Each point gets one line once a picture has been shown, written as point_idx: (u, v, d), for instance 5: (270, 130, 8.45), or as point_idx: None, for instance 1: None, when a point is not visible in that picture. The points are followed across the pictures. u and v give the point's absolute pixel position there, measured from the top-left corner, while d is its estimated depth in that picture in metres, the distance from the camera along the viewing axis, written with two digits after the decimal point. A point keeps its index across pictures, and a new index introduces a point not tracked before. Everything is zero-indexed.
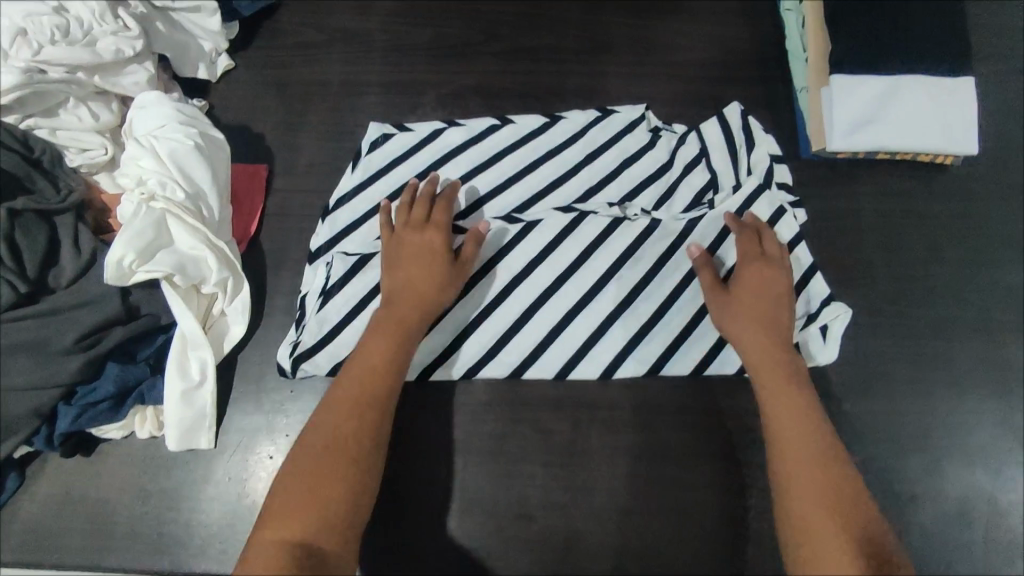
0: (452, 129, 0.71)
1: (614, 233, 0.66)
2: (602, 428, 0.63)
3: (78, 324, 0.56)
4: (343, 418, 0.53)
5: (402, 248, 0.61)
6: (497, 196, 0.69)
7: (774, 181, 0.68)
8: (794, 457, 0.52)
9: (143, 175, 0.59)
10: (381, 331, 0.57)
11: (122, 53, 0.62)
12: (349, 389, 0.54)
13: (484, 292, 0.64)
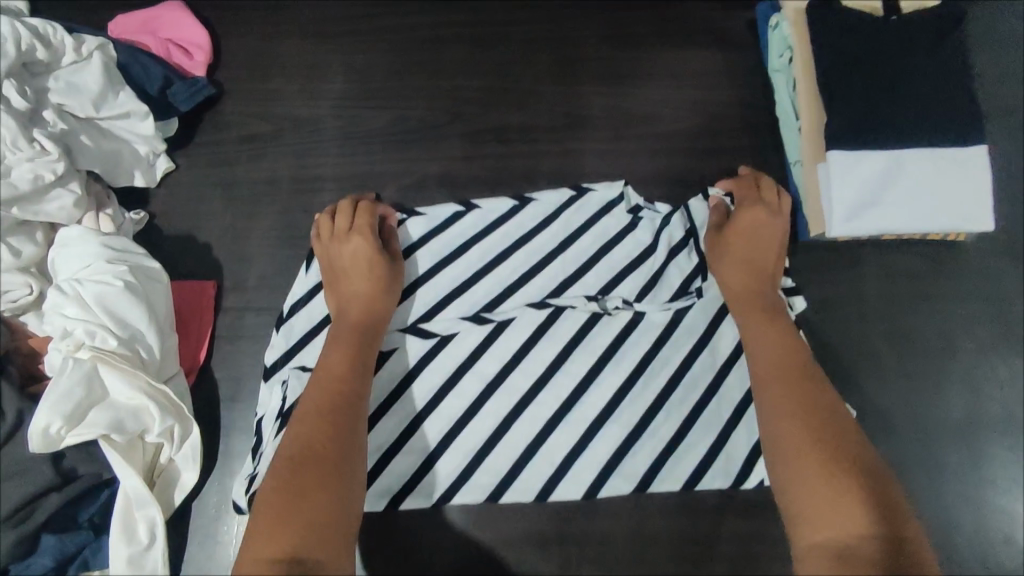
0: (412, 219, 0.64)
1: (592, 330, 0.60)
2: (594, 565, 0.57)
3: (5, 499, 0.51)
4: (313, 421, 0.50)
5: (334, 259, 0.59)
6: (465, 294, 0.62)
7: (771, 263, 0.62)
8: (783, 408, 0.50)
9: (67, 326, 0.53)
10: (336, 336, 0.56)
11: (41, 179, 0.56)
12: (314, 395, 0.52)
13: (453, 407, 0.58)
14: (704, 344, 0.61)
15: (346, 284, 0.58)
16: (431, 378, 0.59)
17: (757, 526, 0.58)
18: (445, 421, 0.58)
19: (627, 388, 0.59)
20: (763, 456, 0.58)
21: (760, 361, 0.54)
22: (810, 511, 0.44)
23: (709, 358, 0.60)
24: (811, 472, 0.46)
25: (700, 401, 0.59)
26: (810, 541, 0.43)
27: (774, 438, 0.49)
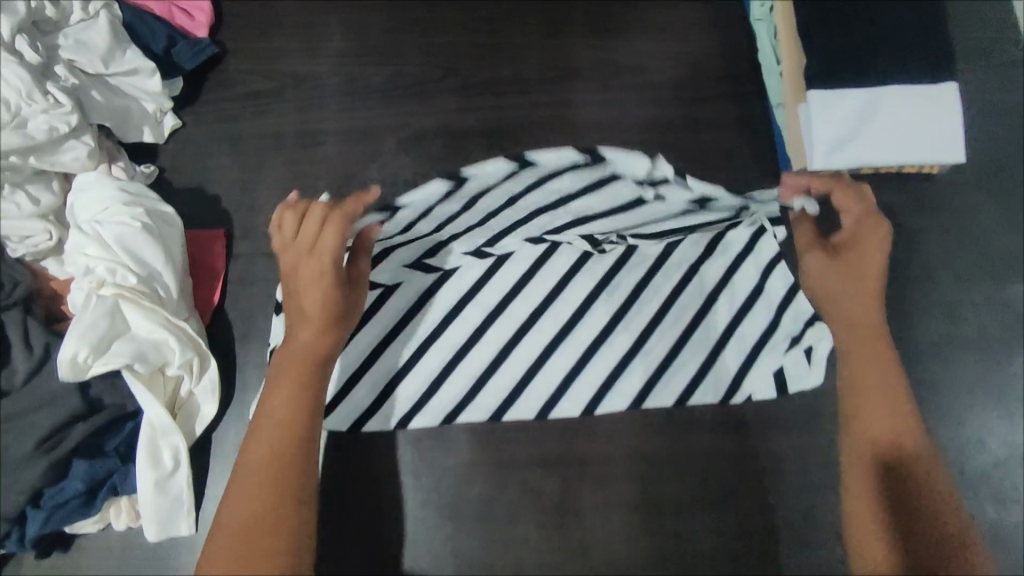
0: (399, 212, 0.64)
1: (587, 261, 0.64)
2: (595, 483, 0.60)
3: (37, 427, 0.54)
4: (261, 471, 0.48)
5: (293, 283, 0.55)
6: (461, 235, 0.64)
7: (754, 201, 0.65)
8: (879, 431, 0.53)
9: (90, 263, 0.56)
10: (283, 376, 0.53)
11: (56, 130, 0.58)
12: (261, 440, 0.50)
13: (457, 336, 0.62)
14: (694, 273, 0.64)
15: (300, 306, 0.54)
16: (436, 310, 0.63)
17: (747, 445, 0.61)
18: (450, 348, 0.62)
19: (622, 313, 0.63)
20: (748, 373, 0.62)
21: (853, 382, 0.55)
22: (865, 520, 0.51)
23: (698, 286, 0.64)
24: (887, 505, 0.50)
25: (692, 324, 0.63)
26: (859, 535, 0.50)
27: (856, 449, 0.53)
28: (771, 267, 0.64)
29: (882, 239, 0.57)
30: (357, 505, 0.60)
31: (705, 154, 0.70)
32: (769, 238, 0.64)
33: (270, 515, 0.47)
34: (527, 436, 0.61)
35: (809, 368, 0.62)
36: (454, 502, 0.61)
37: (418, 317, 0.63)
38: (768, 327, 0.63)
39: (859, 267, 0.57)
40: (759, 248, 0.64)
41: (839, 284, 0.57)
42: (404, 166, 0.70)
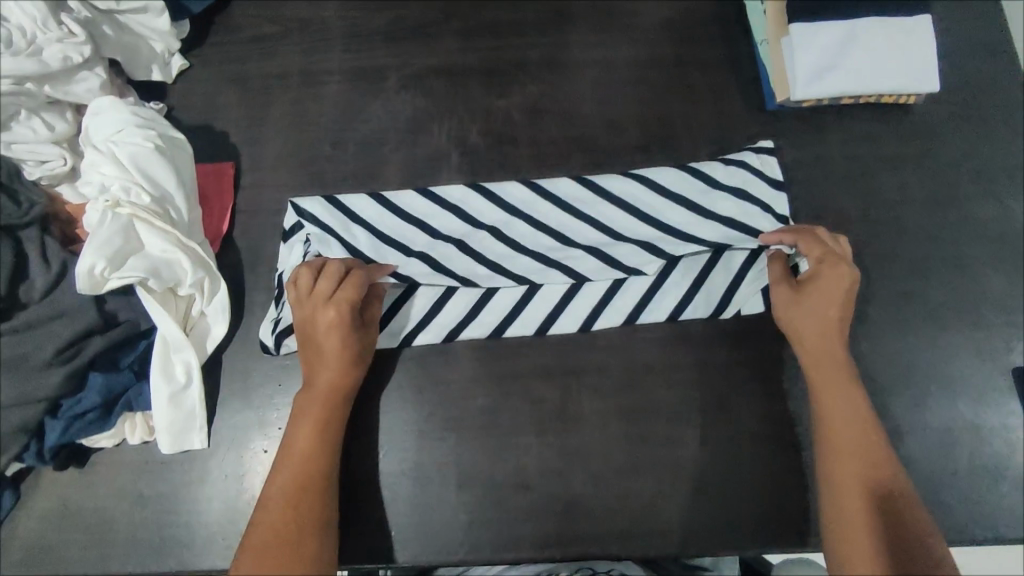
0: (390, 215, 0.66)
1: (580, 188, 0.67)
2: (592, 393, 0.63)
3: (56, 337, 0.56)
4: (286, 506, 0.54)
5: (309, 331, 0.59)
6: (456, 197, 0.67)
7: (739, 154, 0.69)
8: (851, 449, 0.56)
9: (105, 182, 0.59)
10: (302, 417, 0.57)
11: (70, 60, 0.61)
12: (285, 473, 0.55)
13: (466, 263, 0.65)
14: (694, 205, 0.66)
15: (317, 351, 0.59)
16: (444, 237, 0.66)
17: (738, 356, 0.64)
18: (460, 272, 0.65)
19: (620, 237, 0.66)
20: (738, 288, 0.65)
21: (827, 406, 0.58)
22: (852, 535, 0.53)
23: (698, 216, 0.66)
24: (868, 515, 0.54)
25: (689, 243, 0.65)
26: (849, 528, 0.54)
27: (830, 465, 0.57)
28: (768, 204, 0.66)
29: (846, 283, 0.60)
30: (362, 418, 0.63)
31: (693, 88, 0.72)
32: (759, 182, 0.67)
33: (296, 525, 0.53)
34: (527, 352, 0.64)
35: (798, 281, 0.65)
36: (457, 415, 0.63)
37: (428, 245, 0.65)
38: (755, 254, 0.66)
39: (829, 311, 0.60)
40: (753, 184, 0.66)
41: (812, 326, 0.60)
42: (405, 103, 0.71)
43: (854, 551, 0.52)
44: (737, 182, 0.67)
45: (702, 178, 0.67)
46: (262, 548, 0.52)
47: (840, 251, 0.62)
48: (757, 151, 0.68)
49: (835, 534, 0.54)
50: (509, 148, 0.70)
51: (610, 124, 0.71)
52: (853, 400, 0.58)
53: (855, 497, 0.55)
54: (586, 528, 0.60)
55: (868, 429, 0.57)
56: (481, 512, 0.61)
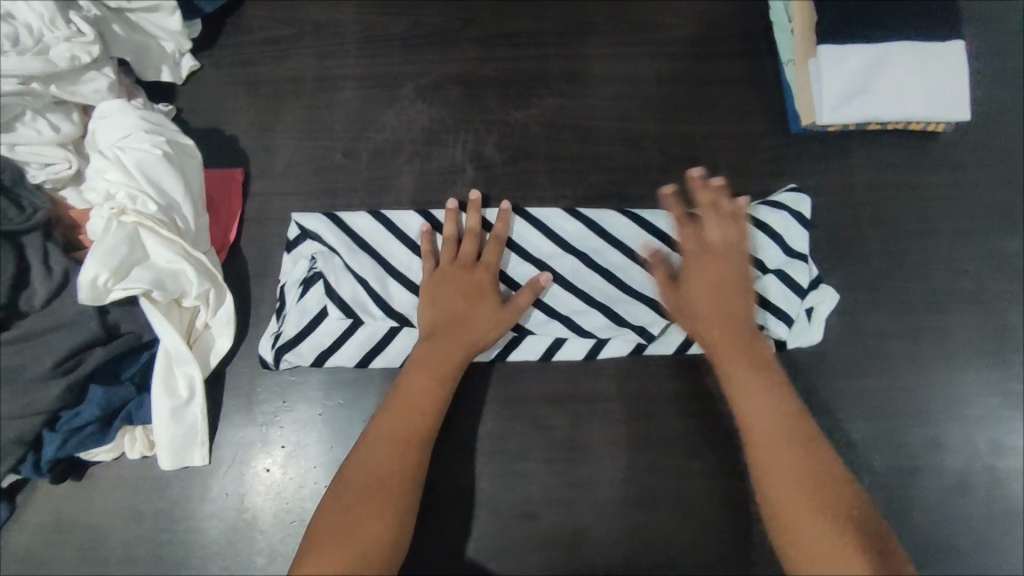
0: (397, 244, 0.63)
1: (589, 233, 0.64)
2: (604, 421, 0.61)
3: (55, 348, 0.55)
4: (386, 454, 0.52)
5: (442, 292, 0.59)
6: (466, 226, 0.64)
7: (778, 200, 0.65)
8: (761, 422, 0.53)
9: (111, 190, 0.57)
10: (419, 372, 0.56)
11: (78, 60, 0.59)
12: (392, 421, 0.54)
13: None
14: None
15: (448, 308, 0.59)
16: None
17: None
18: None
19: (628, 291, 0.63)
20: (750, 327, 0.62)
21: (733, 378, 0.55)
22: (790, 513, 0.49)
23: None
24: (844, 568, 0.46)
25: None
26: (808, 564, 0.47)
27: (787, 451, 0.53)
28: (781, 269, 0.63)
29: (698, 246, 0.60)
30: None
31: (716, 107, 0.71)
32: (771, 246, 0.64)
33: (385, 487, 0.51)
34: (537, 377, 0.62)
35: (809, 326, 0.63)
36: (465, 438, 0.60)
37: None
38: (775, 316, 0.62)
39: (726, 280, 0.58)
40: (766, 249, 0.64)
41: (711, 280, 0.58)
42: (421, 113, 0.69)
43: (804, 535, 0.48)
44: (749, 241, 0.63)
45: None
46: (344, 504, 0.50)
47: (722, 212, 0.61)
48: (781, 207, 0.64)
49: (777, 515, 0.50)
50: (527, 163, 0.68)
51: (629, 141, 0.69)
52: (771, 375, 0.55)
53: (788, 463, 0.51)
54: (592, 561, 0.59)
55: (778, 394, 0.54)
56: (486, 539, 0.59)
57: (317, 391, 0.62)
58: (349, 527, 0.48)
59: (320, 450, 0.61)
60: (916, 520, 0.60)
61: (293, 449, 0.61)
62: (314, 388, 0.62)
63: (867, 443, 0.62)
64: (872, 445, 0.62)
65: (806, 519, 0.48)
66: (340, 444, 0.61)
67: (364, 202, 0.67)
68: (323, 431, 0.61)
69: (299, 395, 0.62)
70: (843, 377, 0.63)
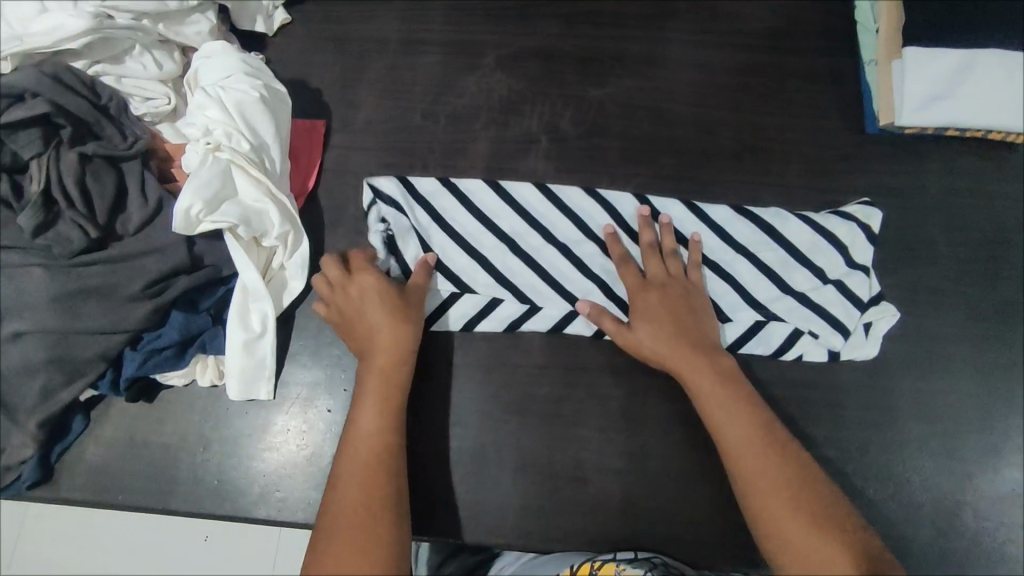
0: (468, 208, 0.66)
1: (688, 215, 0.66)
2: (660, 396, 0.62)
3: (146, 272, 0.57)
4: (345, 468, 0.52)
5: (342, 320, 0.60)
6: (533, 197, 0.66)
7: (852, 211, 0.66)
8: (735, 435, 0.54)
9: (209, 126, 0.59)
10: (373, 382, 0.56)
11: (186, 3, 0.62)
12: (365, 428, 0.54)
13: (528, 275, 0.64)
14: (770, 268, 0.65)
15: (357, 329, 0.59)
16: (513, 245, 0.65)
17: (810, 377, 0.63)
18: (520, 282, 0.64)
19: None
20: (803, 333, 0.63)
21: (705, 396, 0.56)
22: (771, 511, 0.50)
23: (760, 274, 0.65)
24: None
25: (751, 308, 0.64)
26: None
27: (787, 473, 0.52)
28: (840, 279, 0.64)
29: (659, 276, 0.62)
30: (428, 389, 0.62)
31: (791, 101, 0.71)
32: (834, 255, 0.65)
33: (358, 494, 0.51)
34: (597, 347, 0.63)
35: (865, 340, 0.63)
36: (523, 398, 0.62)
37: (505, 255, 0.64)
38: (829, 325, 0.63)
39: (683, 313, 0.60)
40: (829, 259, 0.65)
41: (662, 310, 0.60)
42: (500, 82, 0.71)
43: (788, 532, 0.49)
44: (814, 253, 0.65)
45: (783, 244, 0.65)
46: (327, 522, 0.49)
47: (668, 245, 0.64)
48: (851, 218, 0.66)
49: (761, 518, 0.51)
50: (600, 139, 0.69)
51: (702, 127, 0.70)
52: (745, 395, 0.56)
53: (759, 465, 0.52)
54: (639, 530, 0.59)
55: (744, 403, 0.55)
56: (536, 497, 0.60)
57: None
58: (341, 539, 0.48)
59: None
60: (967, 527, 0.60)
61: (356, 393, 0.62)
62: None
63: (921, 444, 0.62)
64: (926, 448, 0.62)
65: (781, 514, 0.50)
66: None
67: (439, 164, 0.68)
68: None
69: None
70: (901, 377, 0.63)
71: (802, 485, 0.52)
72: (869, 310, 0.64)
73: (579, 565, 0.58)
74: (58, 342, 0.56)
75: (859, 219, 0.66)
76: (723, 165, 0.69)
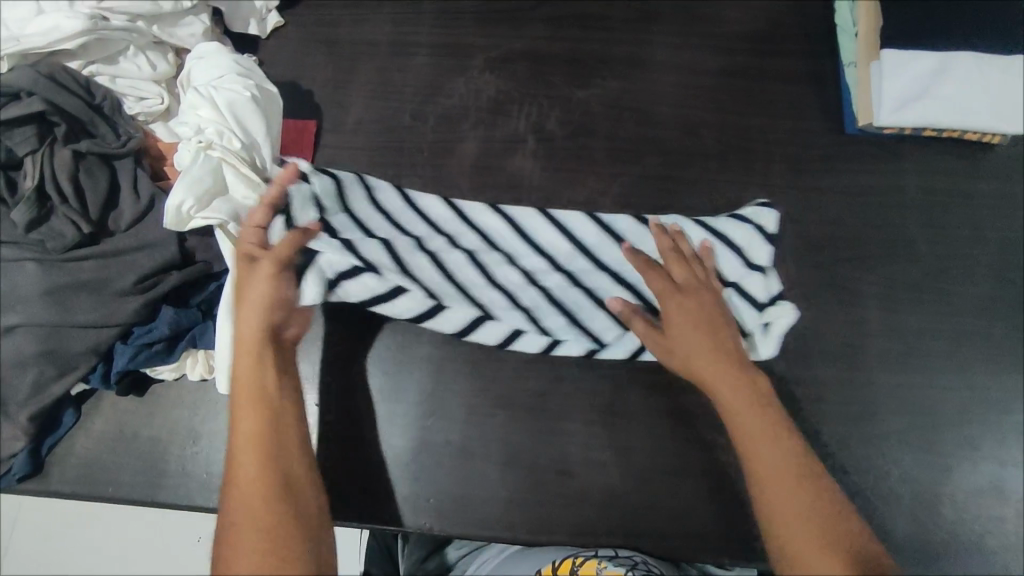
0: (416, 223, 0.65)
1: (590, 223, 0.65)
2: (643, 390, 0.63)
3: (137, 267, 0.58)
4: (253, 471, 0.47)
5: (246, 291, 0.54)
6: (481, 214, 0.66)
7: (750, 215, 0.65)
8: (765, 453, 0.50)
9: (201, 125, 0.60)
10: (250, 374, 0.51)
11: (180, 5, 0.63)
12: (247, 422, 0.50)
13: (480, 291, 0.63)
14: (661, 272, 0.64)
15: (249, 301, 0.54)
16: (466, 261, 0.63)
17: (792, 372, 0.64)
18: (476, 296, 0.62)
19: (587, 294, 0.63)
20: None
21: (735, 413, 0.53)
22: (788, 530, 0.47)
23: (637, 280, 0.63)
24: None
25: (645, 314, 0.63)
26: None
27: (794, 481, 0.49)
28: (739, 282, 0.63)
29: (683, 278, 0.60)
30: (416, 383, 0.63)
31: (773, 102, 0.72)
32: (731, 257, 0.64)
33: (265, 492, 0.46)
34: None
35: (764, 339, 0.62)
36: (509, 392, 0.63)
37: (413, 257, 0.62)
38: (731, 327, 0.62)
39: (707, 317, 0.58)
40: (727, 260, 0.64)
41: (687, 313, 0.58)
42: (488, 83, 0.72)
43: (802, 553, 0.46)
44: (716, 255, 0.64)
45: (685, 249, 0.64)
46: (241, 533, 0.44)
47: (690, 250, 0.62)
48: (746, 220, 0.65)
49: (776, 537, 0.47)
50: (585, 139, 0.71)
51: (686, 127, 0.71)
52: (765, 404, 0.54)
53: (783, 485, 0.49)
54: (623, 522, 0.60)
55: (780, 428, 0.52)
56: (521, 490, 0.61)
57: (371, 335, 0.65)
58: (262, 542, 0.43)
59: (370, 391, 0.63)
60: (946, 519, 0.61)
61: (343, 387, 0.63)
62: (370, 332, 0.65)
63: (900, 437, 0.62)
64: (905, 440, 0.62)
65: (799, 529, 0.47)
66: (386, 386, 0.63)
67: (427, 163, 0.70)
68: (373, 373, 0.64)
69: (352, 337, 0.65)
70: (881, 371, 0.64)
71: (820, 503, 0.48)
72: (768, 309, 0.62)
73: (562, 561, 0.62)
74: (50, 335, 0.57)
75: (756, 223, 0.65)
76: (707, 165, 0.70)
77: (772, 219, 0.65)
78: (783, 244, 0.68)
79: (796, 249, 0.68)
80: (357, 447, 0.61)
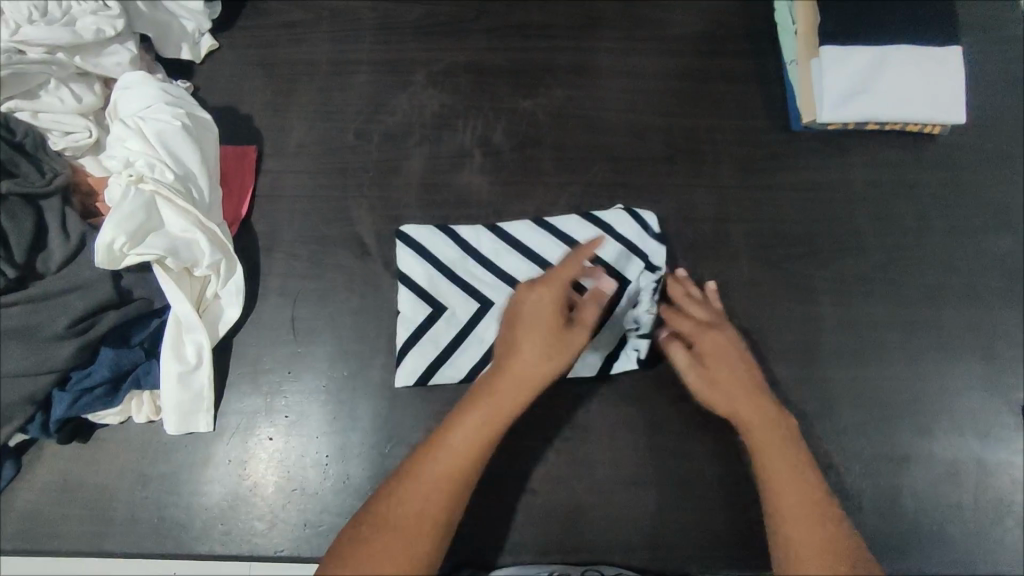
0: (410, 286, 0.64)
1: (466, 258, 0.65)
2: (603, 403, 0.63)
3: (69, 310, 0.56)
4: (422, 493, 0.48)
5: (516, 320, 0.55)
6: (443, 252, 0.65)
7: (598, 218, 0.67)
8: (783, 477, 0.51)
9: (130, 158, 0.59)
10: (487, 407, 0.51)
11: (103, 33, 0.61)
12: (452, 452, 0.50)
13: (447, 327, 0.63)
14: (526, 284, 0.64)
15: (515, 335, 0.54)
16: (429, 302, 0.64)
17: None
18: (438, 330, 0.63)
19: (465, 332, 0.63)
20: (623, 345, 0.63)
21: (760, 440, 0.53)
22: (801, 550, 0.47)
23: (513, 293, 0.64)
24: None
25: None
26: None
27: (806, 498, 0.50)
28: None
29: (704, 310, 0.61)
30: (372, 410, 0.62)
31: (719, 103, 0.72)
32: None
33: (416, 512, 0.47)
34: None
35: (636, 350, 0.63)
36: None
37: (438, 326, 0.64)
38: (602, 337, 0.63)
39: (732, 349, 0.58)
40: None
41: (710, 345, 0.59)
42: (432, 98, 0.71)
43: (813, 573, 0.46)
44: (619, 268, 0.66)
45: (538, 260, 0.65)
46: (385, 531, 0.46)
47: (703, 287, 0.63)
48: (599, 223, 0.67)
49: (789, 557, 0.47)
50: (533, 150, 0.70)
51: (633, 133, 0.71)
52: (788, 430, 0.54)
53: (804, 519, 0.49)
54: (588, 537, 0.60)
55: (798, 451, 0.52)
56: (484, 510, 0.60)
57: (324, 363, 0.63)
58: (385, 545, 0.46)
59: (325, 420, 0.62)
60: (905, 509, 0.61)
61: (298, 418, 0.62)
62: (322, 360, 0.63)
63: (858, 430, 0.63)
64: (863, 433, 0.63)
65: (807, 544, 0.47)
66: (342, 414, 0.62)
67: (373, 182, 0.68)
68: (328, 402, 0.62)
69: (303, 366, 0.63)
70: (836, 368, 0.65)
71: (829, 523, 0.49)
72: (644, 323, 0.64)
73: None
74: None
75: (615, 228, 0.66)
76: (657, 170, 0.70)
77: (624, 216, 0.67)
78: (735, 245, 0.68)
79: (748, 249, 0.68)
80: (315, 479, 0.60)
